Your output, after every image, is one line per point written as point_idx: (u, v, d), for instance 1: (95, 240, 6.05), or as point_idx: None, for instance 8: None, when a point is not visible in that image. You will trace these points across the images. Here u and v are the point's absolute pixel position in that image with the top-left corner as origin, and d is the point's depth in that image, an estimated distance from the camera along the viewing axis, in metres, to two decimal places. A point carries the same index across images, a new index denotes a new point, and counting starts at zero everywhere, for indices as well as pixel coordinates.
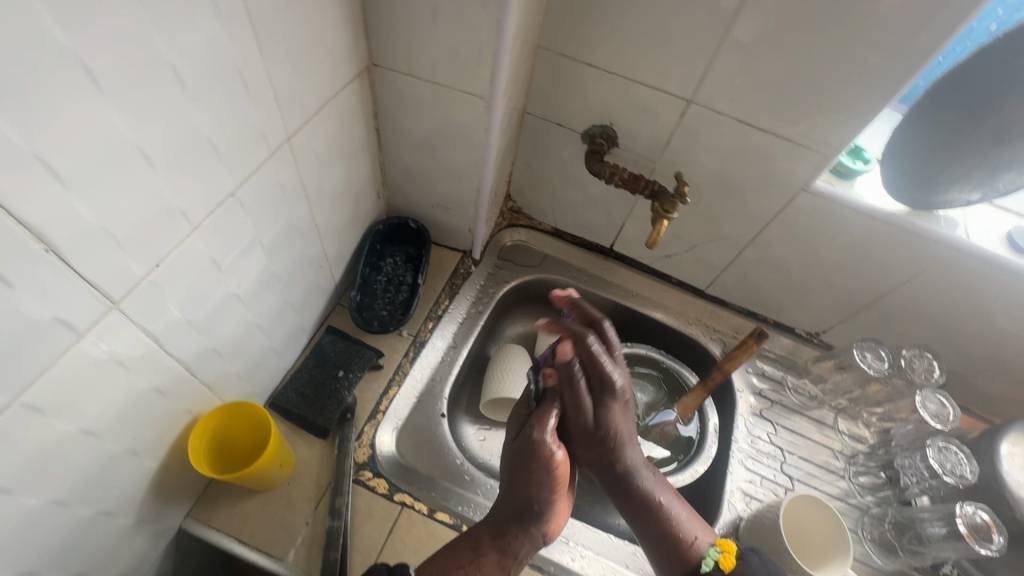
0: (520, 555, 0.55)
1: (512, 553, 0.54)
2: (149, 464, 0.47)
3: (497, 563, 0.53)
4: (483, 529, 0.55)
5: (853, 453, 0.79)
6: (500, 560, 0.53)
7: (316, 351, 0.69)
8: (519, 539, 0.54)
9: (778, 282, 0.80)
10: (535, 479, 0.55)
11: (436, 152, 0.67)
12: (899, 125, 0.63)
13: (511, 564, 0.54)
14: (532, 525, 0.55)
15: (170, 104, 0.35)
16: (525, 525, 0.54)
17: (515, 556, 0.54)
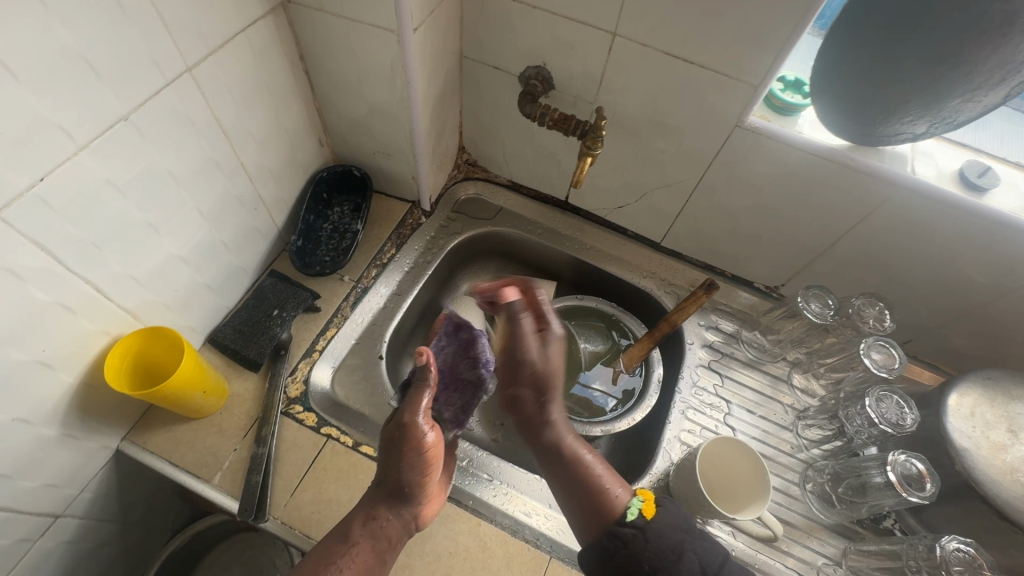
0: (392, 539, 0.54)
1: (384, 538, 0.54)
2: (67, 379, 0.51)
3: (370, 550, 0.52)
4: (353, 518, 0.55)
5: (805, 408, 0.76)
6: (372, 548, 0.53)
7: (256, 292, 0.71)
8: (390, 521, 0.54)
9: (730, 230, 0.78)
10: (406, 460, 0.55)
11: (364, 95, 0.67)
12: (824, 50, 0.59)
13: (385, 550, 0.54)
14: (401, 507, 0.55)
15: (29, 18, 0.36)
16: (396, 508, 0.54)
17: (386, 539, 0.54)
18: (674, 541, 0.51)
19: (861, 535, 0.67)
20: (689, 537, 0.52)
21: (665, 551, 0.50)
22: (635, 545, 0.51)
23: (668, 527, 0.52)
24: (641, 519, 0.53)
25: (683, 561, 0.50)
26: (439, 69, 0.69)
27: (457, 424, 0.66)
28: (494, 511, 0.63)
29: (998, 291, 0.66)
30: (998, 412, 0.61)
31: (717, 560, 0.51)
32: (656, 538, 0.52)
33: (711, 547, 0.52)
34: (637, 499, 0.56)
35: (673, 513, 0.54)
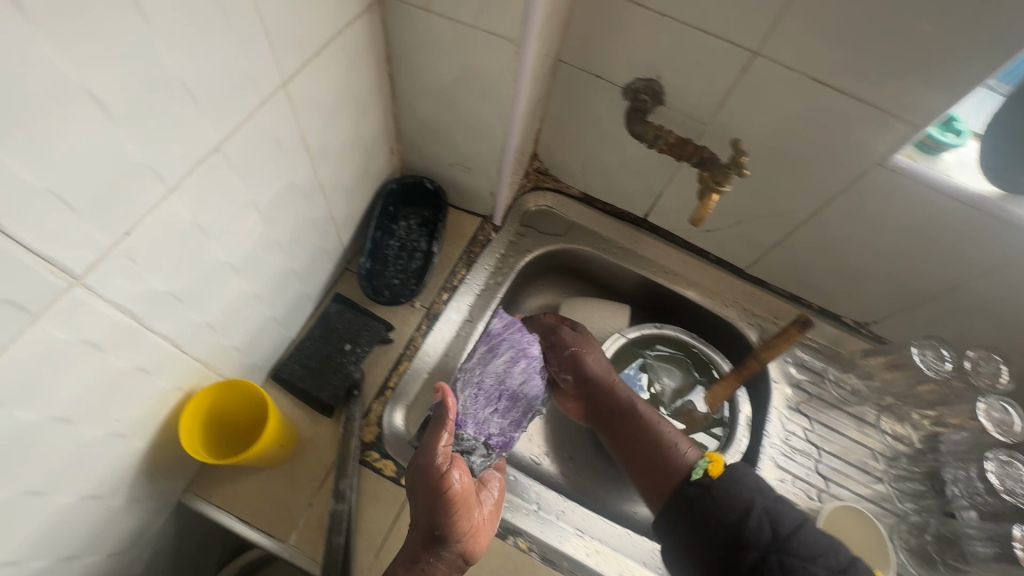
0: None
1: None
2: (136, 446, 0.44)
3: None
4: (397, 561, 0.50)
5: (894, 456, 0.73)
6: None
7: (322, 320, 0.64)
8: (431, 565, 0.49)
9: (831, 266, 0.72)
10: (430, 499, 0.50)
11: (457, 104, 0.59)
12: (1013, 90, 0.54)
13: None
14: (443, 547, 0.49)
15: (135, 42, 0.28)
16: (434, 550, 0.49)
17: None
18: (741, 505, 0.54)
19: None
20: (761, 500, 0.55)
21: (735, 514, 0.54)
22: (704, 502, 0.56)
23: (737, 492, 0.55)
24: (706, 478, 0.58)
25: (752, 524, 0.53)
26: (541, 78, 0.60)
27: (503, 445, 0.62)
28: (589, 572, 0.59)
29: None
30: None
31: (790, 526, 0.53)
32: (724, 496, 0.55)
33: (787, 518, 0.54)
34: (705, 460, 0.59)
35: (746, 476, 0.57)
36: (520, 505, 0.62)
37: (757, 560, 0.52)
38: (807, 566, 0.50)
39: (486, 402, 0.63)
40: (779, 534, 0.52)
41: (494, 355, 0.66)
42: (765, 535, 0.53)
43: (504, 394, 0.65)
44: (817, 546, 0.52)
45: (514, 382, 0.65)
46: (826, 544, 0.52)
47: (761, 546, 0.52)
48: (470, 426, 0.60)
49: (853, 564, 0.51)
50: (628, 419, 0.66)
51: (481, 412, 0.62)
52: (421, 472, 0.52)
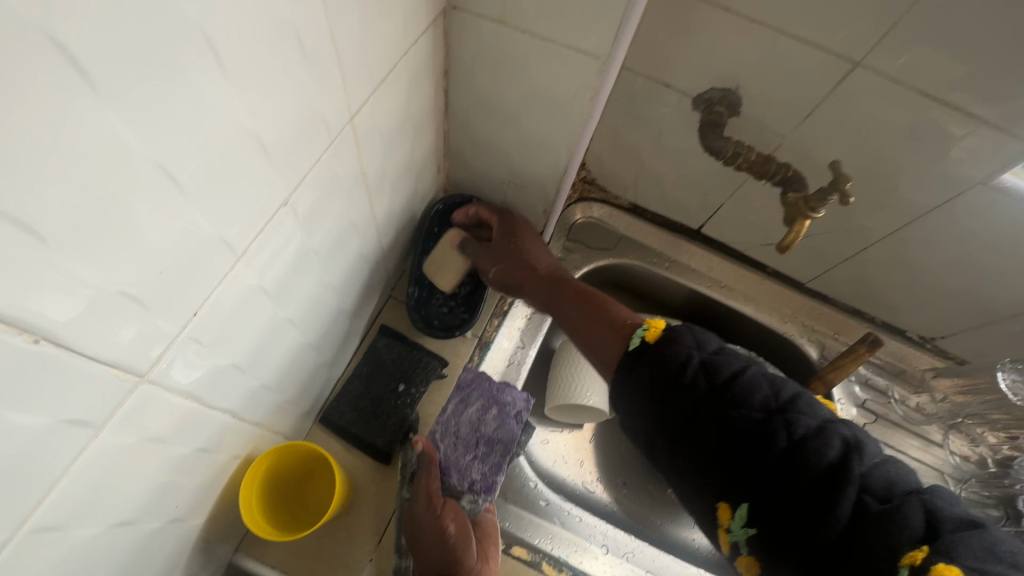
0: None
1: None
2: (194, 525, 0.40)
3: None
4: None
5: (965, 479, 0.69)
6: None
7: (370, 356, 0.59)
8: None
9: (905, 282, 0.68)
10: (431, 546, 0.47)
11: (518, 120, 0.53)
12: None
13: None
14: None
15: (208, 102, 0.23)
16: None
17: None
18: (678, 358, 0.39)
19: None
20: (699, 353, 0.39)
21: (666, 367, 0.39)
22: (638, 370, 0.41)
23: (674, 345, 0.40)
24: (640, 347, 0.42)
25: (687, 375, 0.38)
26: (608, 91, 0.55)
27: (487, 490, 0.52)
28: None
29: None
30: None
31: (730, 369, 0.38)
32: (661, 356, 0.40)
33: (722, 358, 0.39)
34: (642, 327, 0.44)
35: (684, 333, 0.41)
36: (588, 548, 0.59)
37: (693, 411, 0.37)
38: (743, 413, 0.35)
39: (461, 449, 0.54)
40: (716, 382, 0.37)
41: (468, 403, 0.56)
42: (699, 388, 0.37)
43: (482, 439, 0.55)
44: (758, 390, 0.37)
45: (491, 429, 0.55)
46: (767, 385, 0.37)
47: (695, 400, 0.37)
48: (454, 475, 0.52)
49: (803, 401, 0.36)
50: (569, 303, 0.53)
51: (462, 458, 0.54)
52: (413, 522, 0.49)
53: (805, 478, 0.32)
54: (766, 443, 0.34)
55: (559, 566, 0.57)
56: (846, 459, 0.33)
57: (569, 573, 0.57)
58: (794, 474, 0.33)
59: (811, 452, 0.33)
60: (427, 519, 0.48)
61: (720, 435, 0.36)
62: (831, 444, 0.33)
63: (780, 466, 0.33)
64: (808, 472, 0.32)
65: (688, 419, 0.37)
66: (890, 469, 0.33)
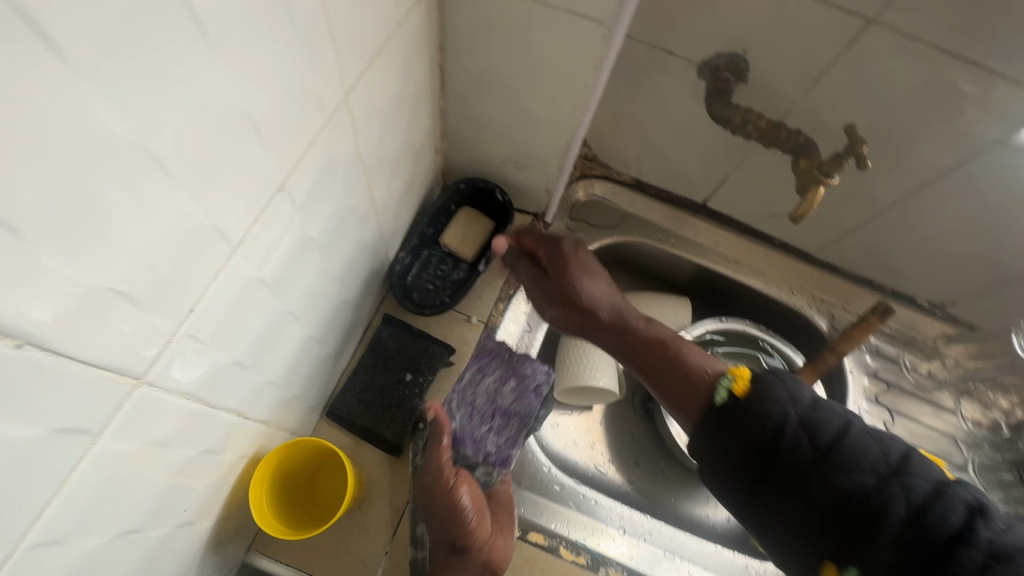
0: None
1: None
2: (205, 528, 0.38)
3: None
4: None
5: (977, 442, 0.70)
6: None
7: (375, 347, 0.58)
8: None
9: (916, 249, 0.67)
10: (442, 516, 0.47)
11: (518, 95, 0.51)
12: None
13: None
14: (466, 559, 0.46)
15: (193, 77, 0.21)
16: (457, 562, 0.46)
17: None
18: (773, 416, 0.39)
19: None
20: (794, 409, 0.39)
21: (762, 426, 0.38)
22: (727, 426, 0.40)
23: (766, 402, 0.39)
24: (730, 401, 0.40)
25: (786, 441, 0.38)
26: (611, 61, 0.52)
27: (501, 462, 0.53)
28: None
29: None
30: None
31: (831, 431, 0.38)
32: (755, 416, 0.39)
33: (821, 415, 0.39)
34: (727, 375, 0.42)
35: (776, 386, 0.40)
36: (604, 530, 0.58)
37: (797, 477, 0.37)
38: (854, 479, 0.36)
39: (477, 421, 0.54)
40: (819, 445, 0.37)
41: (484, 372, 0.55)
42: (801, 451, 0.37)
43: (497, 411, 0.54)
44: (864, 451, 0.37)
45: (507, 400, 0.54)
46: (875, 445, 0.37)
47: (798, 467, 0.37)
48: (469, 445, 0.52)
49: (912, 458, 0.37)
50: (636, 342, 0.48)
51: (476, 429, 0.53)
52: (426, 491, 0.48)
53: (926, 547, 0.33)
54: (881, 511, 0.34)
55: (577, 549, 0.56)
56: (971, 527, 0.33)
57: (587, 556, 0.55)
58: (914, 545, 0.33)
59: (934, 519, 0.33)
60: (440, 491, 0.47)
61: (829, 502, 0.36)
62: (952, 509, 0.34)
63: (898, 534, 0.34)
64: (930, 542, 0.33)
65: (791, 484, 0.37)
66: (1018, 533, 0.32)
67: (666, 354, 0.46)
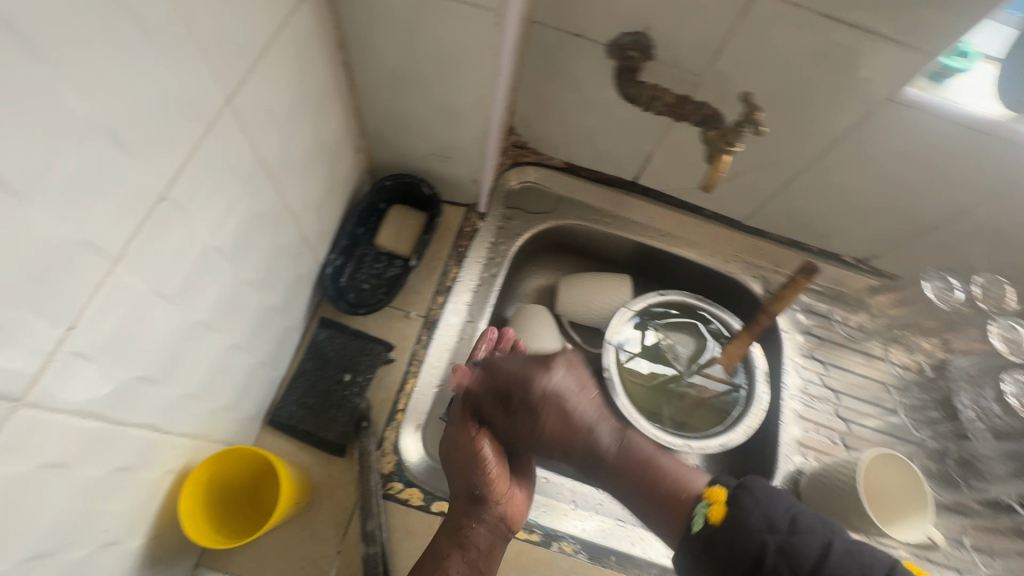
0: (483, 546, 0.50)
1: (474, 547, 0.50)
2: (135, 546, 0.38)
3: (462, 560, 0.49)
4: (441, 531, 0.52)
5: (905, 384, 0.74)
6: (463, 558, 0.49)
7: (312, 351, 0.58)
8: (473, 528, 0.50)
9: (834, 209, 0.70)
10: (466, 469, 0.52)
11: (427, 86, 0.51)
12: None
13: (477, 558, 0.50)
14: (483, 510, 0.51)
15: (25, 90, 0.21)
16: (476, 512, 0.51)
17: (477, 548, 0.50)
18: (752, 547, 0.45)
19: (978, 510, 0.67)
20: (772, 536, 0.45)
21: (741, 554, 0.45)
22: (710, 556, 0.47)
23: (742, 532, 0.46)
24: (707, 527, 0.48)
25: (767, 575, 0.44)
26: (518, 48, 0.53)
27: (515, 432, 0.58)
28: (638, 561, 0.57)
29: None
30: None
31: (808, 555, 0.44)
32: (730, 545, 0.46)
33: (798, 539, 0.45)
34: (704, 501, 0.50)
35: (751, 512, 0.47)
36: (557, 507, 0.60)
37: None
38: None
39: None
40: (797, 571, 0.43)
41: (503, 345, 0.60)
42: None
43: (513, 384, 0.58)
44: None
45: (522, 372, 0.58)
46: (854, 568, 0.42)
47: None
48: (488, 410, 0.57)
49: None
50: (613, 461, 0.55)
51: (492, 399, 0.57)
52: (455, 443, 0.54)
53: None
54: None
55: (530, 527, 0.57)
56: None
57: (540, 532, 0.57)
58: None
59: None
60: (465, 442, 0.53)
61: None
62: None
63: None
64: None
65: None
66: None
67: (640, 470, 0.54)
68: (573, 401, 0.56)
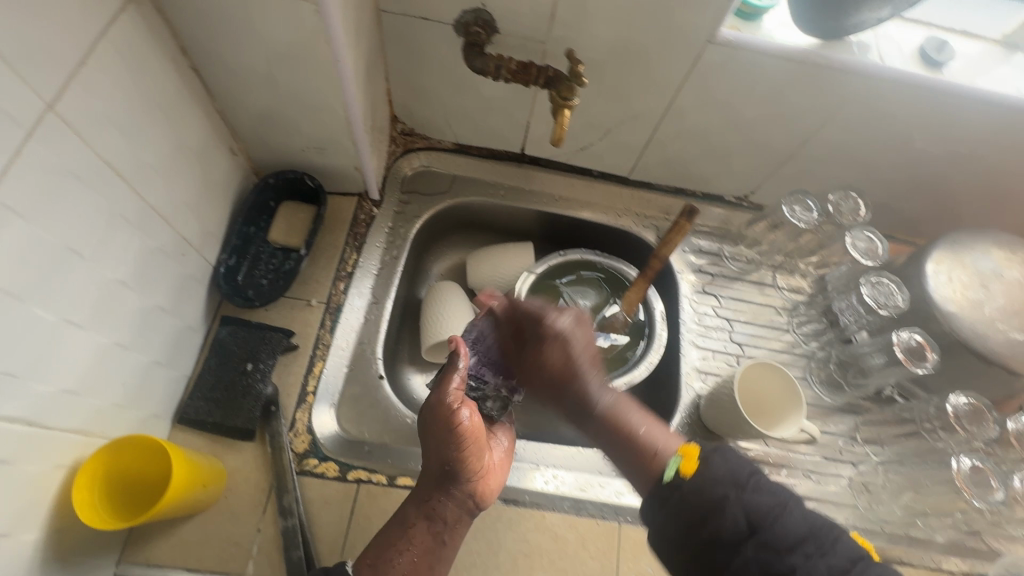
0: (449, 519, 0.53)
1: (441, 519, 0.52)
2: (29, 540, 0.40)
3: (428, 531, 0.52)
4: (409, 502, 0.54)
5: (794, 306, 0.80)
6: (428, 530, 0.52)
7: (214, 348, 0.60)
8: (440, 500, 0.53)
9: (701, 152, 0.75)
10: (441, 440, 0.54)
11: (281, 81, 0.55)
12: None
13: (443, 530, 0.52)
14: (453, 485, 0.54)
15: None
16: (446, 487, 0.53)
17: (444, 519, 0.53)
18: (715, 499, 0.45)
19: (866, 407, 0.73)
20: (736, 491, 0.45)
21: (706, 503, 0.45)
22: (670, 505, 0.47)
23: (709, 484, 0.46)
24: (677, 480, 0.47)
25: (728, 527, 0.44)
26: (363, 35, 0.57)
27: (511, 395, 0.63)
28: (551, 498, 0.61)
29: (947, 158, 0.71)
30: (970, 272, 0.67)
31: (768, 512, 0.44)
32: (699, 494, 0.46)
33: (760, 496, 0.45)
34: (677, 455, 0.49)
35: (716, 467, 0.47)
36: None
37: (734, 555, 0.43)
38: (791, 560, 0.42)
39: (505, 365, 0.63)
40: (754, 527, 0.43)
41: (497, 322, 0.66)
42: (738, 532, 0.43)
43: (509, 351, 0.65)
44: (793, 533, 0.43)
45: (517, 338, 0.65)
46: (808, 527, 0.43)
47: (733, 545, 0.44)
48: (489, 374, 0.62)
49: (840, 544, 0.43)
50: (595, 414, 0.56)
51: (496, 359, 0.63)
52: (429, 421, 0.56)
53: None
54: None
55: None
56: None
57: None
58: None
59: None
60: (440, 421, 0.55)
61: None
62: None
63: None
64: None
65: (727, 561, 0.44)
66: None
67: (619, 428, 0.54)
68: (572, 348, 0.59)
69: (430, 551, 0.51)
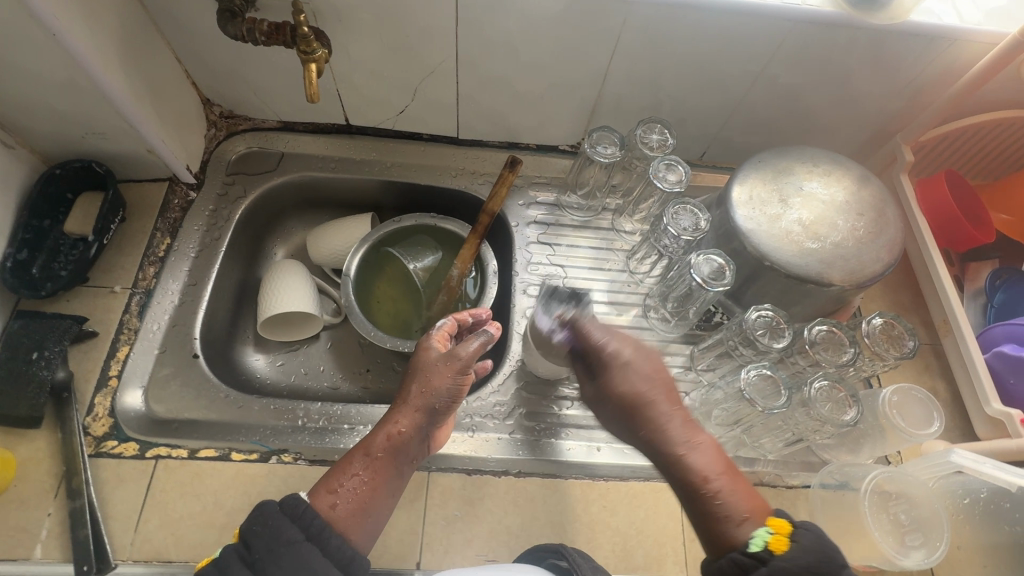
0: (414, 457, 0.52)
1: (408, 456, 0.51)
2: None
3: (393, 466, 0.50)
4: (379, 435, 0.50)
5: (632, 247, 0.80)
6: (395, 462, 0.50)
7: (5, 341, 0.60)
8: (414, 441, 0.51)
9: (513, 101, 0.76)
10: (450, 384, 0.53)
11: (17, 66, 0.54)
12: None
13: (404, 466, 0.51)
14: (431, 427, 0.53)
15: None
16: (428, 426, 0.52)
17: (408, 457, 0.51)
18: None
19: (701, 337, 0.74)
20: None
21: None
22: None
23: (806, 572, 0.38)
24: (765, 555, 0.39)
25: None
26: (104, 12, 0.56)
27: None
28: None
29: (747, 79, 0.71)
30: (770, 188, 0.67)
31: None
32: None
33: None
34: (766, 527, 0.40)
35: (814, 549, 0.39)
36: (283, 427, 0.62)
37: None
38: None
39: None
40: None
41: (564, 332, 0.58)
42: None
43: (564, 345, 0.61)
44: None
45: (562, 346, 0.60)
46: None
47: None
48: None
49: None
50: (668, 466, 0.45)
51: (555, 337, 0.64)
52: (436, 362, 0.54)
53: None
54: None
55: (251, 449, 0.60)
56: None
57: (260, 451, 0.60)
58: None
59: None
60: (453, 370, 0.53)
61: None
62: None
63: None
64: None
65: None
66: None
67: (693, 490, 0.44)
68: (636, 387, 0.49)
69: (384, 485, 0.49)
